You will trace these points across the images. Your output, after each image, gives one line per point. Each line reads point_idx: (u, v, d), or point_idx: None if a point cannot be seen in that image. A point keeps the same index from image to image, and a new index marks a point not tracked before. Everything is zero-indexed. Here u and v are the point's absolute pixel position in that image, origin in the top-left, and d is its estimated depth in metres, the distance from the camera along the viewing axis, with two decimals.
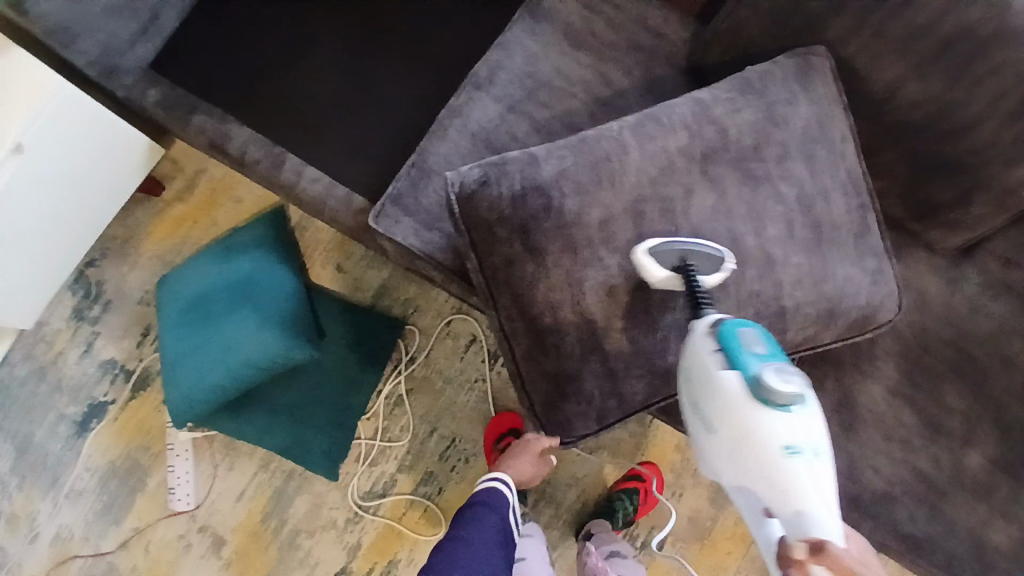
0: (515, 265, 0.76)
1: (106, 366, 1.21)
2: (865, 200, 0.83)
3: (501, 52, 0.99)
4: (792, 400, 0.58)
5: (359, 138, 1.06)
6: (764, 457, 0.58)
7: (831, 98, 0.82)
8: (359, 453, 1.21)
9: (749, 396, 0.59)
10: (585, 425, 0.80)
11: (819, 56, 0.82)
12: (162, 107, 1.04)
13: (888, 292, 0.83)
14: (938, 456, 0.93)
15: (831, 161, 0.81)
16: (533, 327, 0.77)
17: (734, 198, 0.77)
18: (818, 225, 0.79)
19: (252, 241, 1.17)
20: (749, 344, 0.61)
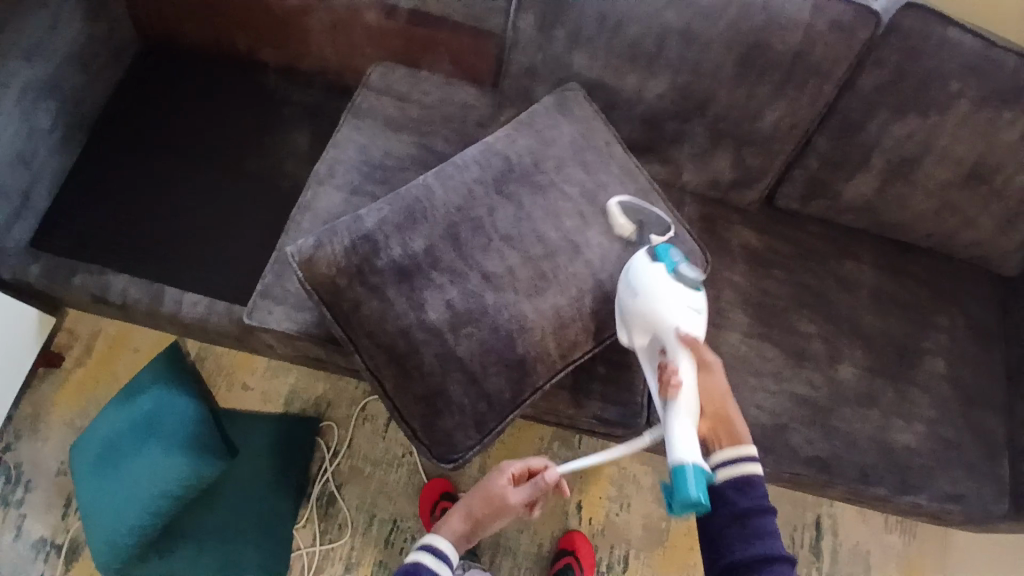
0: (362, 305, 0.86)
1: (36, 546, 1.18)
2: (644, 187, 0.96)
3: (335, 152, 1.11)
4: (697, 280, 0.80)
5: (234, 257, 1.17)
6: (667, 303, 0.78)
7: (590, 116, 0.97)
8: (303, 563, 1.18)
9: (669, 278, 0.79)
10: (466, 434, 0.87)
11: (573, 91, 0.98)
12: (44, 277, 1.12)
13: (688, 250, 0.95)
14: (812, 378, 1.02)
15: (603, 162, 0.95)
16: (391, 356, 0.86)
17: (530, 205, 0.90)
18: (604, 208, 0.92)
19: (151, 377, 1.20)
20: (675, 254, 0.82)
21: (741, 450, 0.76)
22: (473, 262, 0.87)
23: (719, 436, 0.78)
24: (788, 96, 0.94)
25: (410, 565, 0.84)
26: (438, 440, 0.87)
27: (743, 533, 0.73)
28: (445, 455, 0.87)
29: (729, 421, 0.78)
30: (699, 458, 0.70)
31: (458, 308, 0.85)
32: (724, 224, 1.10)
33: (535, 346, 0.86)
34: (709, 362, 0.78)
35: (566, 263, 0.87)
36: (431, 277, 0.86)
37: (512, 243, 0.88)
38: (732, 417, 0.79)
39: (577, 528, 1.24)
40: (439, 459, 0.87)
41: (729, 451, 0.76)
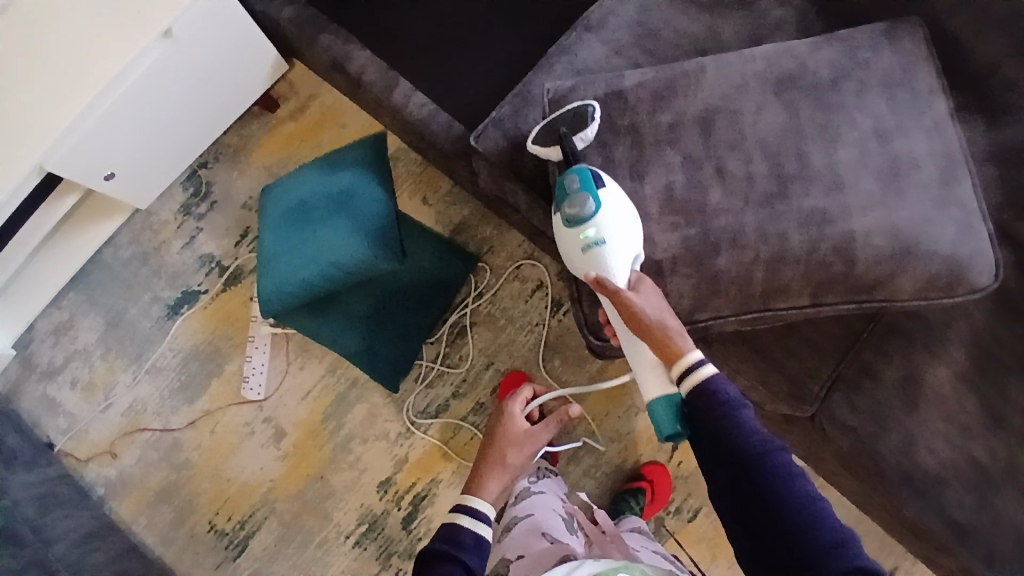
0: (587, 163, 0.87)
1: (205, 259, 1.32)
2: (955, 155, 0.84)
3: (613, 0, 1.04)
4: (580, 216, 0.79)
5: (470, 70, 1.12)
6: (569, 257, 0.82)
7: (918, 55, 0.88)
8: (419, 373, 1.27)
9: (559, 224, 0.82)
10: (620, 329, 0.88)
11: (912, 22, 0.90)
12: (294, 24, 1.14)
13: (977, 249, 0.83)
14: (995, 448, 0.92)
15: (915, 108, 0.85)
16: None
17: (807, 118, 0.84)
18: (895, 159, 0.83)
19: (355, 158, 1.23)
20: (567, 186, 0.80)
21: (677, 365, 0.75)
22: (713, 155, 0.85)
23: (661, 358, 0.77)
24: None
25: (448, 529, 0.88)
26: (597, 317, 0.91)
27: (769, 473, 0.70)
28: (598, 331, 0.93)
29: (664, 344, 0.76)
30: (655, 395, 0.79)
31: (676, 194, 0.84)
32: None
33: (739, 266, 0.83)
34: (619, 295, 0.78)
35: (817, 216, 0.81)
36: (662, 149, 0.86)
37: (770, 159, 0.83)
38: (673, 338, 0.76)
39: (661, 462, 1.25)
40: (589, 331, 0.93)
41: (680, 372, 0.75)
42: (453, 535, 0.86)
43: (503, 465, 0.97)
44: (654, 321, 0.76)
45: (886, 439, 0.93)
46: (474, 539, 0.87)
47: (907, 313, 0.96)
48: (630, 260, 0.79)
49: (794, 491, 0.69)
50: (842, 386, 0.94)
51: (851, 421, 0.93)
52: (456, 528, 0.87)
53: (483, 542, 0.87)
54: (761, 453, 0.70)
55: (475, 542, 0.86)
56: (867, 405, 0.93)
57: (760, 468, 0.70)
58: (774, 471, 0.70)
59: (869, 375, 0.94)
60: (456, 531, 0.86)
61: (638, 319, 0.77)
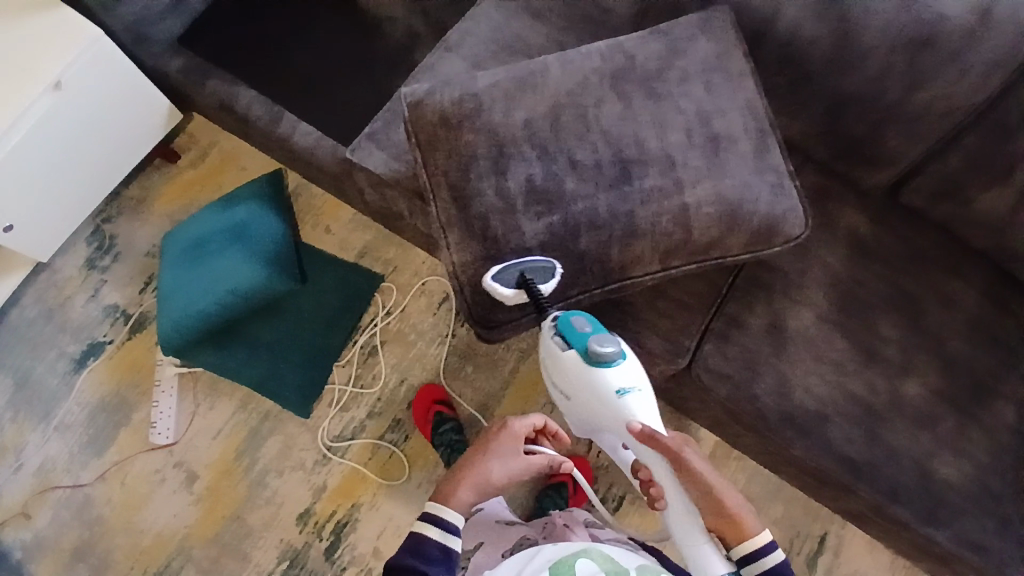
0: (452, 159, 0.89)
1: (109, 310, 1.33)
2: (766, 127, 0.91)
3: (469, 23, 1.12)
4: (610, 358, 0.83)
5: (348, 102, 1.22)
6: (597, 398, 0.85)
7: (730, 42, 0.92)
8: (332, 397, 1.27)
9: (584, 364, 0.84)
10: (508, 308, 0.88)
11: (721, 13, 0.94)
12: (182, 73, 1.19)
13: (791, 207, 0.89)
14: (872, 380, 0.98)
15: (730, 89, 0.90)
16: (465, 213, 0.88)
17: (640, 108, 0.88)
18: (716, 137, 0.88)
19: (250, 193, 1.29)
20: (579, 329, 0.84)
21: (744, 545, 0.83)
22: (564, 148, 0.87)
23: (724, 529, 0.84)
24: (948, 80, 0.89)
25: (413, 540, 0.82)
26: (482, 304, 0.89)
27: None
28: (481, 319, 0.90)
29: (730, 518, 0.83)
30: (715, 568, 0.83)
31: (536, 184, 0.87)
32: (834, 205, 1.06)
33: (597, 245, 0.86)
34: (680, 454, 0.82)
35: (663, 170, 0.87)
36: (520, 146, 0.87)
37: (611, 145, 0.87)
38: (731, 507, 0.83)
39: (581, 454, 1.26)
40: (475, 321, 0.91)
41: (739, 543, 0.83)
42: (417, 549, 0.82)
43: (483, 476, 0.86)
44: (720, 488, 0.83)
45: (762, 383, 0.97)
46: (441, 552, 0.82)
47: (765, 267, 1.02)
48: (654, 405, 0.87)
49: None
50: (711, 338, 0.99)
51: (725, 369, 0.97)
52: (422, 540, 0.82)
53: (449, 554, 0.82)
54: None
55: (444, 554, 0.82)
56: (738, 354, 0.98)
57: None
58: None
59: (736, 326, 0.99)
60: (420, 545, 0.82)
61: (699, 482, 0.82)
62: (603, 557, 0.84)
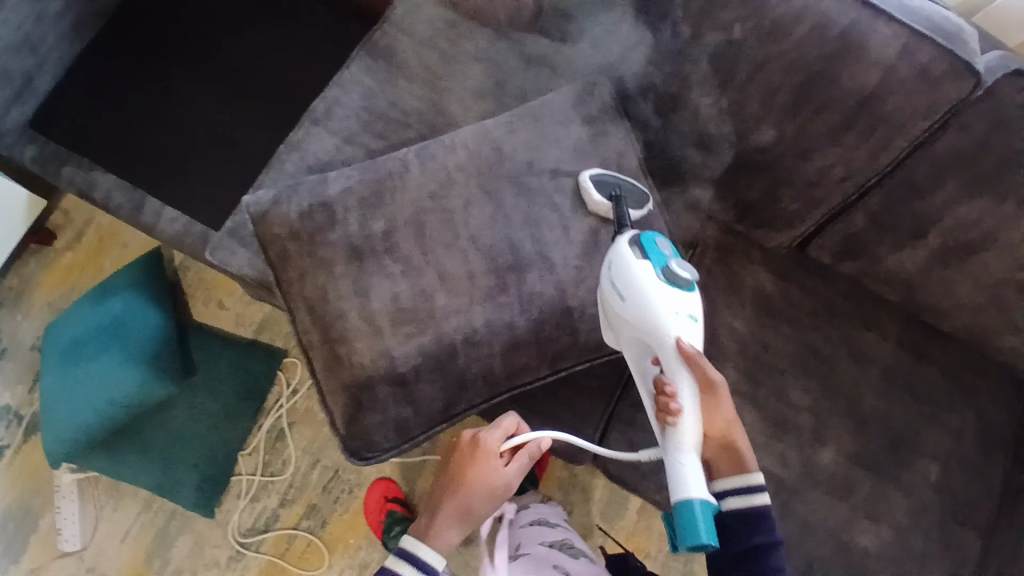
0: (309, 276, 0.81)
1: (1, 413, 1.23)
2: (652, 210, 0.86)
3: (337, 90, 1.01)
4: (687, 278, 0.71)
5: (223, 178, 1.09)
6: (653, 312, 0.69)
7: (607, 119, 0.88)
8: (241, 488, 1.20)
9: (659, 278, 0.70)
10: (385, 436, 0.81)
11: (601, 85, 0.89)
12: (38, 161, 1.08)
13: None
14: (785, 453, 0.95)
15: (609, 174, 0.85)
16: (328, 336, 0.80)
17: (511, 207, 0.81)
18: (595, 231, 0.82)
19: (126, 281, 1.18)
20: (666, 247, 0.72)
21: (744, 481, 0.71)
22: (432, 259, 0.79)
23: (723, 461, 0.73)
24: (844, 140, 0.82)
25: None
26: (356, 433, 0.81)
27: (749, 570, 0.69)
28: (357, 452, 0.82)
29: (734, 450, 0.72)
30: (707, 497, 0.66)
31: (403, 304, 0.78)
32: (738, 262, 1.00)
33: (478, 362, 0.80)
34: (713, 383, 0.69)
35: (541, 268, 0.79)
36: (380, 261, 0.79)
37: (483, 253, 0.79)
38: (738, 443, 0.72)
39: None
40: (351, 455, 0.82)
41: (731, 480, 0.72)
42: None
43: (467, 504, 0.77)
44: (733, 422, 0.72)
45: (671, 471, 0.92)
46: None
47: None
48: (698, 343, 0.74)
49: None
50: (618, 425, 0.94)
51: (632, 458, 0.93)
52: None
53: None
54: (761, 554, 0.69)
55: None
56: (647, 442, 0.93)
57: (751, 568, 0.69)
58: (753, 560, 0.69)
59: (642, 409, 0.94)
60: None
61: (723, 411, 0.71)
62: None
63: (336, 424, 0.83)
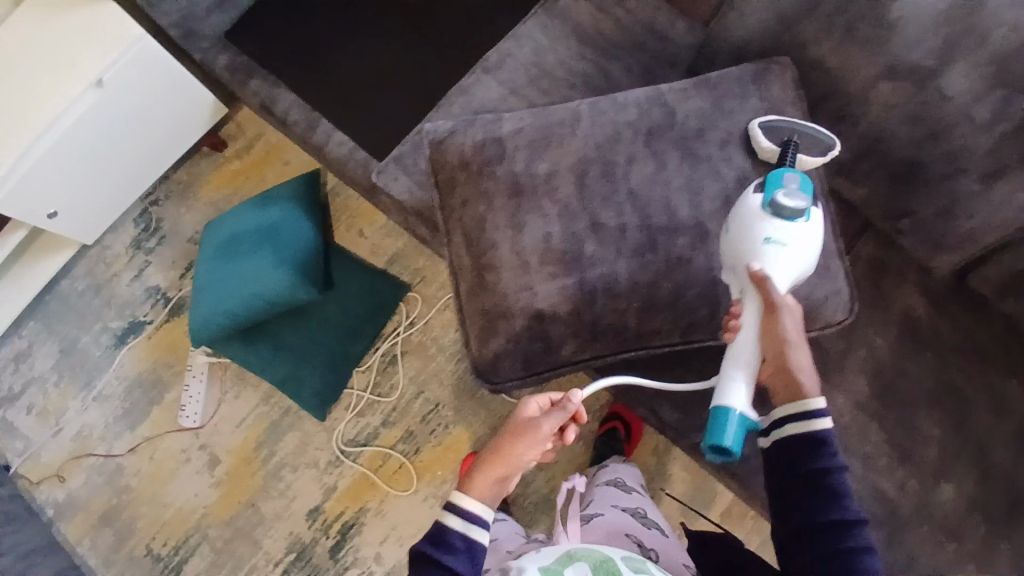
0: (469, 205, 0.86)
1: (151, 292, 1.38)
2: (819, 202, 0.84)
3: (512, 43, 1.05)
4: (795, 209, 0.69)
5: (388, 111, 1.17)
6: (743, 240, 0.72)
7: (787, 102, 0.85)
8: (350, 401, 1.30)
9: (761, 209, 0.71)
10: (512, 367, 0.85)
11: (782, 65, 0.87)
12: (229, 70, 1.18)
13: (835, 291, 0.83)
14: (904, 482, 0.90)
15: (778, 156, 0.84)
16: (478, 264, 0.85)
17: (674, 171, 0.83)
18: None
19: (287, 193, 1.29)
20: (787, 183, 0.72)
21: (799, 408, 0.68)
22: (586, 209, 0.82)
23: (779, 386, 0.70)
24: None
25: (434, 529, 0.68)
26: (488, 359, 0.86)
27: (817, 498, 0.66)
28: (486, 376, 0.87)
29: (794, 380, 0.69)
30: (740, 409, 0.68)
31: (553, 244, 0.82)
32: (891, 279, 0.97)
33: (612, 314, 0.82)
34: (780, 310, 0.69)
35: (693, 235, 0.80)
36: (539, 201, 0.83)
37: (638, 211, 0.82)
38: (799, 374, 0.69)
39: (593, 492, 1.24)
40: (478, 376, 0.88)
41: (790, 406, 0.69)
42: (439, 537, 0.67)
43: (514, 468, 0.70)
44: (798, 353, 0.70)
45: None
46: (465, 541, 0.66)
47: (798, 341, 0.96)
48: (798, 279, 0.72)
49: (843, 536, 0.65)
50: None
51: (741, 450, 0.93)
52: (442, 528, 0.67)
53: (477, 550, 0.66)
54: (824, 479, 0.66)
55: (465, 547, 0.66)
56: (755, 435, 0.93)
57: (815, 497, 0.66)
58: (822, 486, 0.66)
59: None
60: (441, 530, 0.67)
61: (785, 340, 0.69)
62: (600, 560, 0.74)
63: (475, 346, 0.87)
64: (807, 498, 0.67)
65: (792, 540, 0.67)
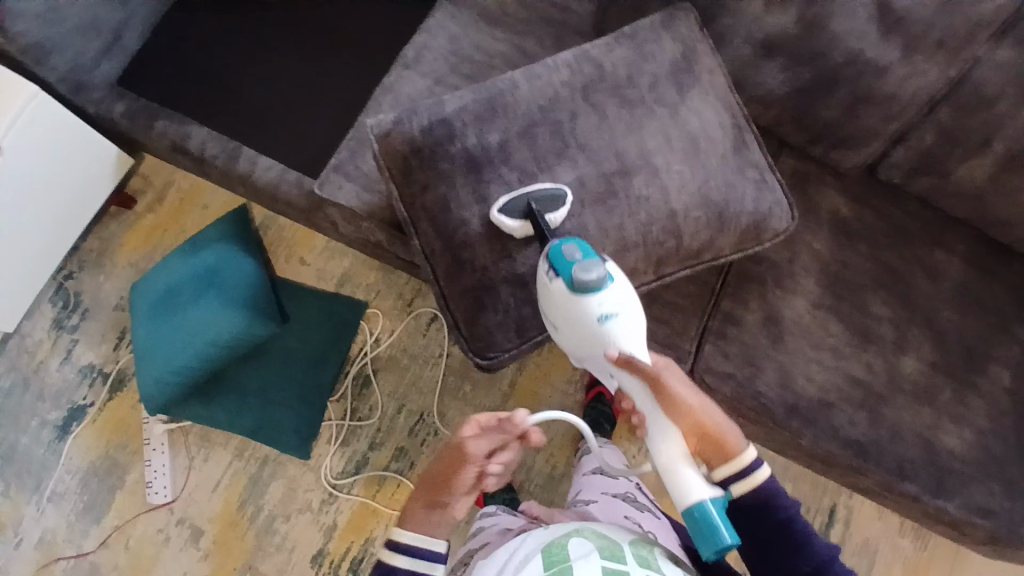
0: (430, 188, 0.87)
1: (85, 371, 1.27)
2: (741, 122, 0.92)
3: (425, 36, 1.08)
4: (601, 279, 0.69)
5: (307, 128, 1.14)
6: (587, 329, 0.70)
7: (695, 39, 0.93)
8: (331, 434, 1.24)
9: (574, 294, 0.70)
10: (506, 336, 0.86)
11: (685, 9, 0.95)
12: (128, 117, 1.13)
13: (777, 201, 0.90)
14: (871, 362, 0.98)
15: (701, 88, 0.91)
16: (449, 244, 0.86)
17: (614, 118, 0.87)
18: (692, 136, 0.88)
19: (217, 235, 1.27)
20: (573, 255, 0.71)
21: (734, 459, 0.70)
22: (541, 168, 0.84)
23: (707, 448, 0.70)
24: (909, 44, 0.88)
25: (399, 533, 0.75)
26: (479, 335, 0.86)
27: (789, 544, 0.73)
28: (480, 352, 0.87)
29: (715, 436, 0.70)
30: (707, 495, 0.65)
31: None
32: (815, 186, 1.07)
33: None
34: (660, 378, 0.69)
35: (646, 173, 0.85)
36: (496, 168, 0.84)
37: (592, 160, 0.85)
38: (715, 428, 0.70)
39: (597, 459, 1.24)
40: (474, 355, 0.87)
41: (726, 464, 0.71)
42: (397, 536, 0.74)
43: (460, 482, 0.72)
44: (703, 405, 0.70)
45: (764, 379, 0.97)
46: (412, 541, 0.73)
47: (753, 260, 1.03)
48: (641, 326, 0.73)
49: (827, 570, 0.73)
50: (711, 339, 1.00)
51: (726, 367, 0.98)
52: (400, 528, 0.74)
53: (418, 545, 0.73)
54: (792, 528, 0.73)
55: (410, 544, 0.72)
56: (738, 350, 0.98)
57: (792, 546, 0.73)
58: (790, 535, 0.73)
59: (733, 321, 1.00)
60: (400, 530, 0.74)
61: (683, 403, 0.69)
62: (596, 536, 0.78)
63: (465, 326, 0.87)
64: (786, 549, 0.73)
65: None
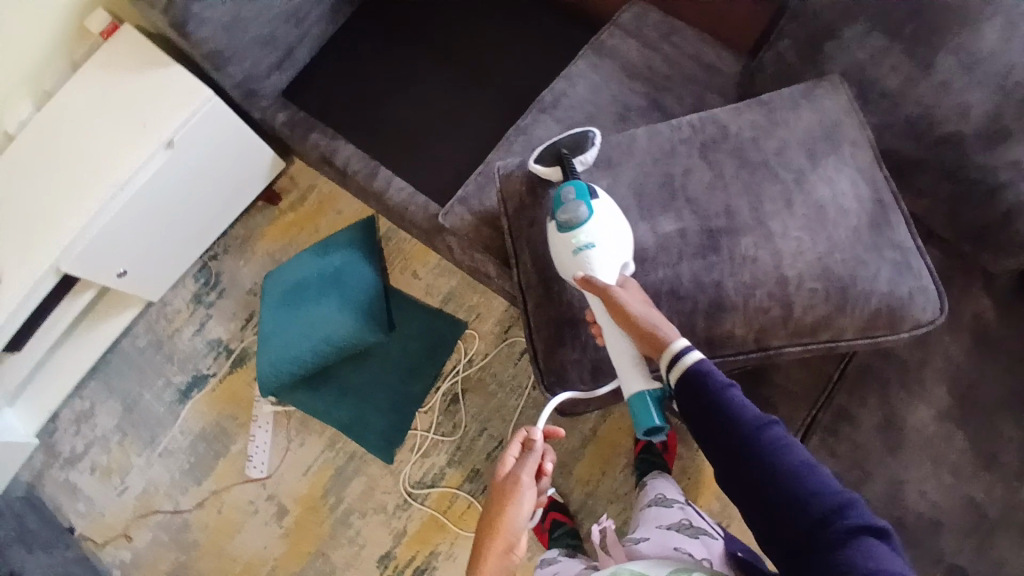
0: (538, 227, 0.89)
1: (213, 344, 1.41)
2: (886, 199, 0.86)
3: (565, 83, 1.11)
4: (578, 218, 0.78)
5: (443, 151, 1.22)
6: (563, 257, 0.80)
7: (841, 111, 0.89)
8: (415, 442, 1.30)
9: (558, 229, 0.80)
10: (579, 375, 0.87)
11: (834, 82, 0.91)
12: (288, 125, 1.25)
13: (920, 287, 0.83)
14: (994, 487, 0.89)
15: (841, 167, 0.87)
16: (544, 278, 0.89)
17: (738, 188, 0.86)
18: (821, 209, 0.84)
19: (346, 240, 1.38)
20: (565, 197, 0.80)
21: (669, 360, 0.71)
22: (656, 231, 0.85)
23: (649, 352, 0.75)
24: None
25: None
26: (553, 370, 0.89)
27: (762, 465, 0.64)
28: (552, 386, 0.90)
29: (651, 343, 0.73)
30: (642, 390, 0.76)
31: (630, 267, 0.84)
32: (957, 284, 0.99)
33: (696, 333, 0.84)
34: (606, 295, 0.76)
35: (768, 249, 0.82)
36: None
37: (714, 231, 0.84)
38: (652, 334, 0.73)
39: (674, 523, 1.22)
40: (546, 388, 0.90)
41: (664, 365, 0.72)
42: None
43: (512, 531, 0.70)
44: (646, 312, 0.74)
45: (871, 485, 0.92)
46: None
47: (881, 351, 0.98)
48: (618, 257, 0.79)
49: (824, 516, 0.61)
50: (819, 432, 0.96)
51: (833, 467, 0.94)
52: None
53: None
54: (764, 448, 0.64)
55: None
56: (847, 450, 0.94)
57: (765, 471, 0.64)
58: (760, 454, 0.64)
59: (847, 419, 0.96)
60: None
61: (623, 312, 0.75)
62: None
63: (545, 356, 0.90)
64: (758, 475, 0.64)
65: (786, 540, 0.62)
